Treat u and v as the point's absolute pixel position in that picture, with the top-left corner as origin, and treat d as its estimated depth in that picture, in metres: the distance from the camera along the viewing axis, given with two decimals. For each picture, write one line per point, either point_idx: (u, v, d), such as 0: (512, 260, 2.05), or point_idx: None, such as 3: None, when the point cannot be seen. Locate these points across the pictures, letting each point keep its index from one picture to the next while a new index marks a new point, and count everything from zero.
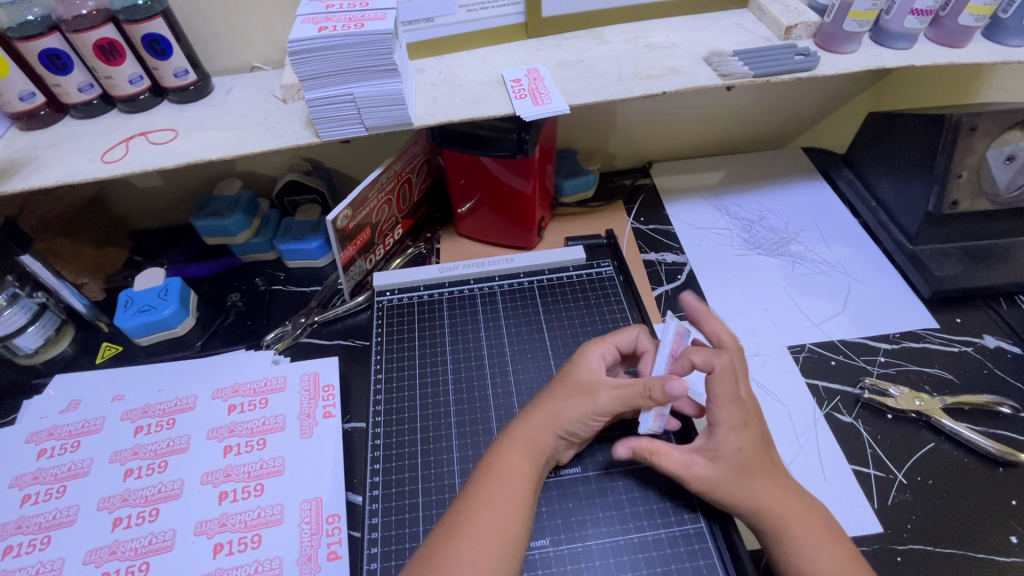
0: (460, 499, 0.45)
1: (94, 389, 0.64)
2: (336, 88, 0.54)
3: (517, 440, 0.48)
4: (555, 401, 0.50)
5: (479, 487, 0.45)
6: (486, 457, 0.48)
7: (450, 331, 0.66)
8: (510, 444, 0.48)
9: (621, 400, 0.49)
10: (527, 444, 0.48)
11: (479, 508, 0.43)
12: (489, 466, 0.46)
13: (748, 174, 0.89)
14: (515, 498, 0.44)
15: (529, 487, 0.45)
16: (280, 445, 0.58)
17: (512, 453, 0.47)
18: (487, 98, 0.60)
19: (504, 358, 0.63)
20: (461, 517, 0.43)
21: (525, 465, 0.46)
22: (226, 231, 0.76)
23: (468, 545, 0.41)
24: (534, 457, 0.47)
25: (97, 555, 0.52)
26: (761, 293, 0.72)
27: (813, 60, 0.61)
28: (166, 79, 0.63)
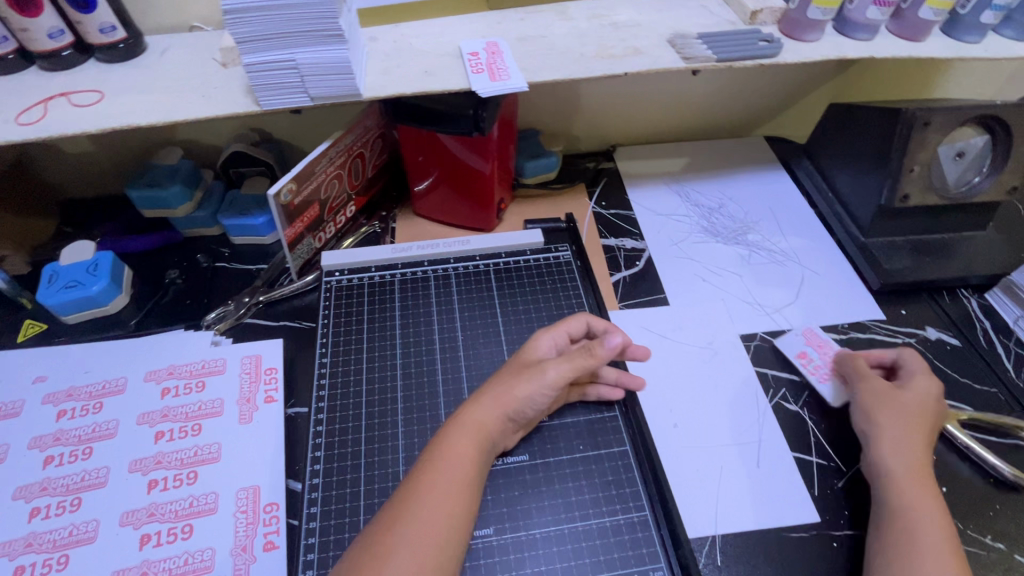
0: (404, 485, 0.43)
1: (12, 370, 0.60)
2: (276, 53, 0.50)
3: (464, 425, 0.46)
4: (509, 381, 0.49)
5: (425, 470, 0.43)
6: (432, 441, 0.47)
7: (402, 313, 0.64)
8: (458, 427, 0.46)
9: (567, 372, 0.50)
10: (476, 429, 0.46)
11: (425, 492, 0.42)
12: (437, 451, 0.45)
13: (711, 161, 0.88)
14: (456, 485, 0.43)
15: (472, 473, 0.44)
16: (216, 431, 0.55)
17: (457, 439, 0.45)
18: (441, 70, 0.57)
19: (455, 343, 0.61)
20: (408, 499, 0.42)
21: (472, 451, 0.45)
22: (165, 203, 0.72)
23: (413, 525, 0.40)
24: (482, 441, 0.46)
25: (10, 547, 0.48)
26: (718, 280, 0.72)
27: (776, 46, 0.60)
28: (91, 34, 0.58)
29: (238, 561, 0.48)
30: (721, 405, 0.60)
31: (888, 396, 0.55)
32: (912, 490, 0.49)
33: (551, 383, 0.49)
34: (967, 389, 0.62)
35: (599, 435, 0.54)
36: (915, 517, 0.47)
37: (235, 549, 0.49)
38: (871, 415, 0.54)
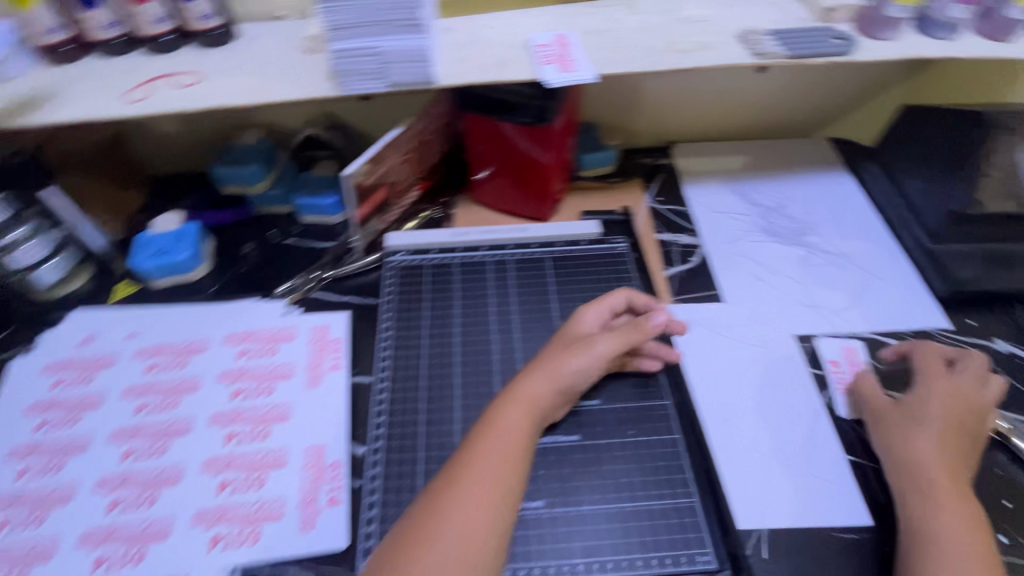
0: (459, 452, 0.46)
1: (109, 326, 0.65)
2: (361, 41, 0.54)
3: (518, 398, 0.48)
4: (560, 355, 0.52)
5: (480, 439, 0.46)
6: (485, 413, 0.49)
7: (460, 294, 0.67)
8: (511, 400, 0.48)
9: (615, 345, 0.53)
10: (527, 403, 0.49)
11: (480, 459, 0.44)
12: (489, 422, 0.47)
13: (772, 161, 0.87)
14: (507, 456, 0.45)
15: (523, 445, 0.46)
16: (287, 393, 0.59)
17: (511, 411, 0.48)
18: (512, 61, 0.59)
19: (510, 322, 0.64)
20: (463, 466, 0.44)
21: (523, 423, 0.47)
22: (245, 180, 0.78)
23: (469, 488, 0.42)
24: (533, 414, 0.48)
25: (106, 483, 0.53)
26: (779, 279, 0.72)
27: (850, 44, 0.59)
28: (192, 21, 0.63)
29: (307, 511, 0.52)
30: (775, 404, 0.60)
31: (905, 405, 0.55)
32: (939, 505, 0.48)
33: (602, 358, 0.52)
34: None
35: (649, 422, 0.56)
36: (940, 534, 0.46)
37: (306, 501, 0.52)
38: (889, 429, 0.54)
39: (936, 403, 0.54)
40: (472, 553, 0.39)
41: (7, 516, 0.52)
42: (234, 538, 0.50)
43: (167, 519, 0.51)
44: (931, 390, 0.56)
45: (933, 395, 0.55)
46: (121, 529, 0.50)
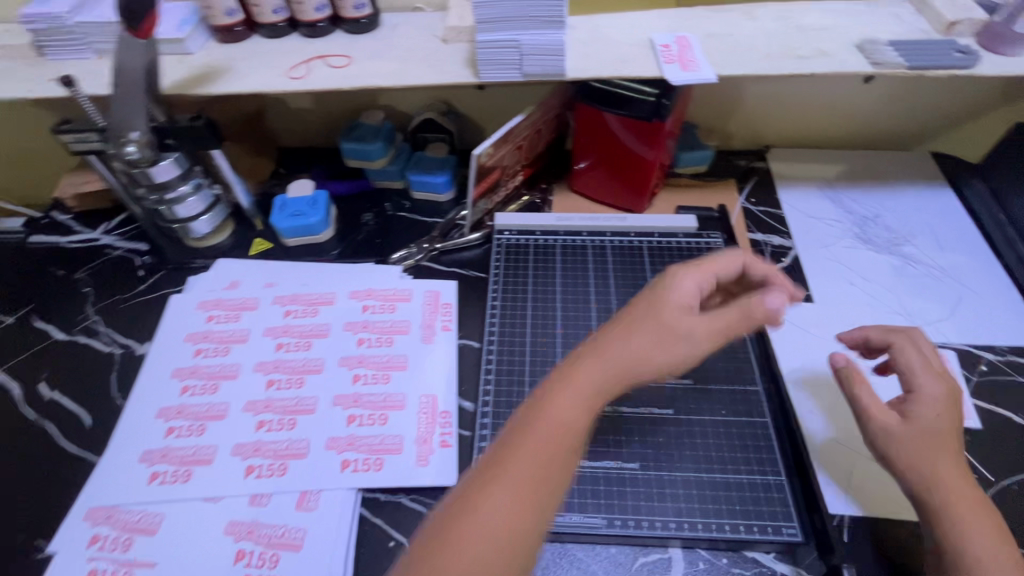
0: (502, 438, 0.41)
1: (250, 274, 0.74)
2: (505, 33, 0.59)
3: (581, 387, 0.42)
4: (644, 333, 0.45)
5: (530, 429, 0.40)
6: (535, 395, 0.43)
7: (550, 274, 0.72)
8: (575, 388, 0.42)
9: (714, 332, 0.46)
10: (591, 393, 0.42)
11: (523, 451, 0.39)
12: (541, 406, 0.42)
13: (869, 171, 0.87)
14: (553, 447, 0.40)
15: (574, 436, 0.41)
16: (404, 346, 0.66)
17: (568, 401, 0.42)
18: (636, 59, 0.63)
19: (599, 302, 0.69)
20: (506, 457, 0.39)
21: (582, 416, 0.41)
22: (367, 156, 0.84)
23: (509, 475, 0.38)
24: (593, 406, 0.42)
25: (253, 405, 0.61)
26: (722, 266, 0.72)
27: (973, 58, 0.60)
28: (346, 9, 0.71)
29: (423, 449, 0.58)
30: None
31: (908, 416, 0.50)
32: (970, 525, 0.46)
33: (682, 357, 0.45)
34: None
35: (737, 404, 0.60)
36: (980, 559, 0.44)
37: (421, 440, 0.59)
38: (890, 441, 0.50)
39: (939, 414, 0.49)
40: (506, 548, 0.36)
41: (174, 424, 0.61)
42: (360, 463, 0.57)
43: (304, 441, 0.59)
44: (925, 388, 0.51)
45: (924, 397, 0.51)
46: (267, 445, 0.58)
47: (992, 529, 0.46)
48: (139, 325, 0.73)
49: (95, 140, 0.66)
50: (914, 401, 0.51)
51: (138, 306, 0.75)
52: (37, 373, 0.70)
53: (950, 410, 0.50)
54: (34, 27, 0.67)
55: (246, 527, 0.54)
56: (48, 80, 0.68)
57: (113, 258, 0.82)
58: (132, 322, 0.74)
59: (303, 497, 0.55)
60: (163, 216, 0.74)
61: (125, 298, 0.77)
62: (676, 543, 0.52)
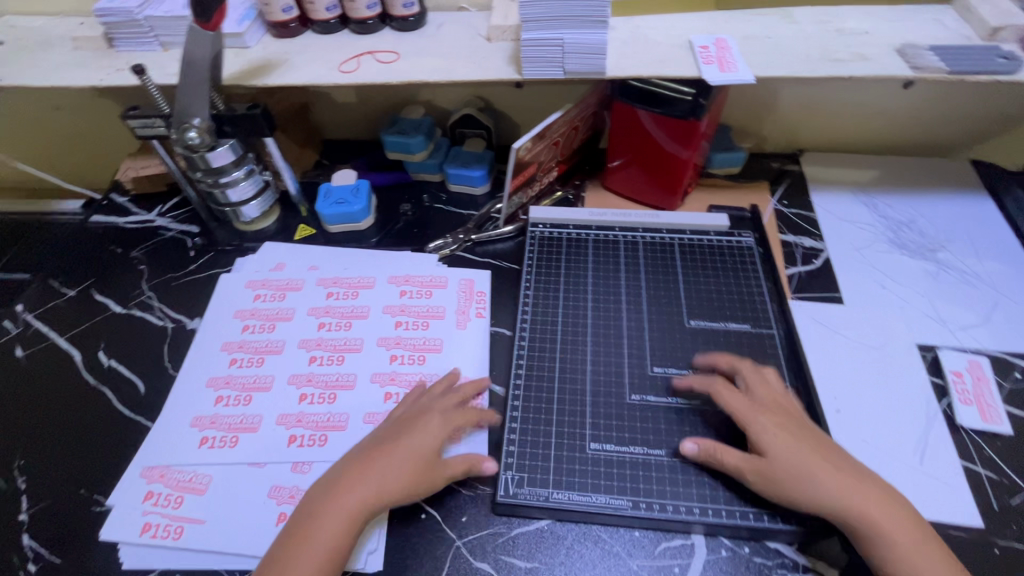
0: (277, 547, 0.50)
1: (295, 257, 0.78)
2: (549, 32, 0.62)
3: (336, 508, 0.51)
4: (375, 468, 0.53)
5: (297, 540, 0.50)
6: (300, 510, 0.53)
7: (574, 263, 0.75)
8: (332, 510, 0.51)
9: (439, 477, 0.54)
10: (346, 513, 0.51)
11: (284, 563, 0.49)
12: (306, 528, 0.51)
13: (906, 177, 0.87)
14: (318, 560, 0.49)
15: (334, 553, 0.50)
16: (439, 330, 0.69)
17: (326, 519, 0.51)
18: (674, 59, 0.65)
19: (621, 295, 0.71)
20: (279, 563, 0.49)
21: (337, 533, 0.50)
22: (407, 149, 0.87)
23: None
24: (347, 526, 0.51)
25: (297, 379, 0.65)
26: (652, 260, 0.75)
27: (1016, 64, 0.60)
28: (396, 7, 0.74)
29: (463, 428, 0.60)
30: (888, 404, 0.63)
31: (768, 461, 0.53)
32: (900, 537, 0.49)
33: (400, 494, 0.53)
34: None
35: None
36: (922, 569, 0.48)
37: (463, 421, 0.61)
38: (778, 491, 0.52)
39: (791, 443, 0.53)
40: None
41: (222, 393, 0.64)
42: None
43: (345, 414, 0.62)
44: (761, 429, 0.55)
45: (776, 419, 0.55)
46: (309, 417, 0.62)
47: (895, 508, 0.51)
48: (190, 302, 0.78)
49: (160, 126, 0.70)
50: (766, 443, 0.54)
51: (189, 284, 0.80)
52: (97, 342, 0.75)
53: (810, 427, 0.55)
54: (108, 20, 0.72)
55: (288, 492, 0.57)
56: (118, 69, 0.73)
57: (167, 239, 0.86)
58: (183, 298, 0.78)
59: None
60: (217, 200, 0.79)
61: (178, 275, 0.81)
62: (698, 530, 0.54)
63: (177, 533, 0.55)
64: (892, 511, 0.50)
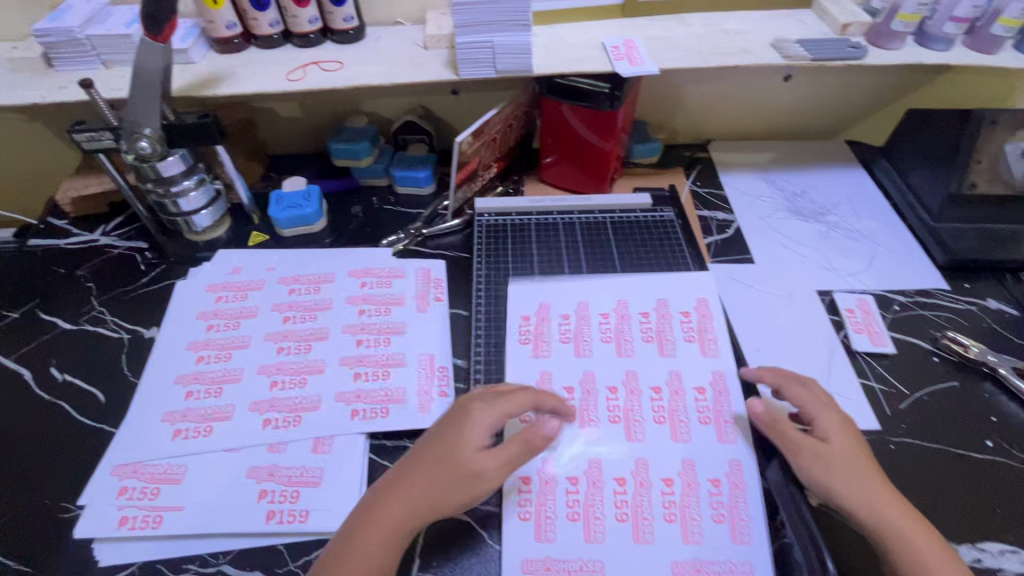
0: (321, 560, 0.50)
1: (250, 261, 0.81)
2: (479, 36, 0.70)
3: (384, 526, 0.50)
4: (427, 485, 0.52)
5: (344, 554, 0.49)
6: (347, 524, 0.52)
7: (607, 292, 0.75)
8: (380, 526, 0.50)
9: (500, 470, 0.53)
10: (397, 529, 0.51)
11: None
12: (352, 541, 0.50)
13: (795, 157, 1.01)
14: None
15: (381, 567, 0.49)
16: (401, 314, 0.74)
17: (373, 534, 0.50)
18: (591, 58, 0.75)
19: (693, 349, 0.68)
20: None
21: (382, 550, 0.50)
22: (354, 155, 0.92)
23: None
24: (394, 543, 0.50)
25: (265, 368, 0.67)
26: (667, 298, 0.74)
27: (862, 51, 0.74)
28: (336, 22, 0.80)
29: (689, 562, 0.53)
30: (796, 340, 0.73)
31: (830, 450, 0.54)
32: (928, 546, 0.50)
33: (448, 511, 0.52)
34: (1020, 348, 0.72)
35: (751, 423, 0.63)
36: None
37: (531, 509, 0.56)
38: (829, 476, 0.53)
39: (850, 439, 0.55)
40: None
41: (191, 388, 0.66)
42: (615, 515, 0.56)
43: (315, 396, 0.65)
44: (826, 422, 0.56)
45: (840, 418, 0.57)
46: (281, 401, 0.64)
47: (930, 530, 0.51)
48: (145, 313, 0.78)
49: (107, 139, 0.72)
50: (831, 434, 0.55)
51: (143, 297, 0.80)
52: (49, 358, 0.74)
53: (858, 453, 0.54)
54: (45, 41, 0.73)
55: (267, 470, 0.59)
56: (60, 87, 0.74)
57: (115, 256, 0.86)
58: (137, 310, 0.79)
59: (318, 442, 0.61)
60: (168, 210, 0.80)
61: (131, 289, 0.81)
62: None
63: (157, 521, 0.56)
64: (927, 536, 0.50)
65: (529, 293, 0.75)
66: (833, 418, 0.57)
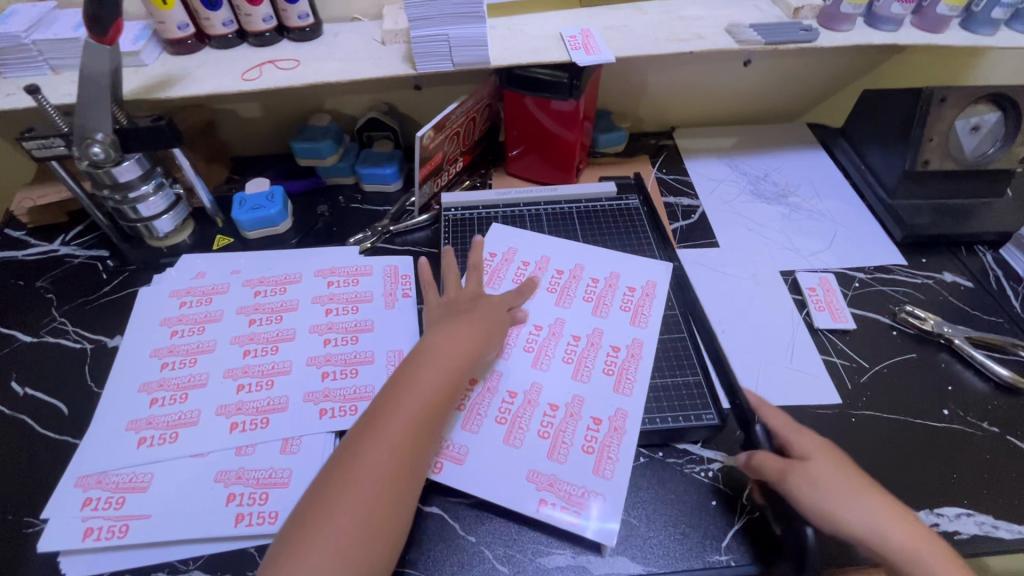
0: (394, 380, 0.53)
1: (214, 265, 0.80)
2: (435, 29, 0.69)
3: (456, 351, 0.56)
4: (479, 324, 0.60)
5: (422, 369, 0.53)
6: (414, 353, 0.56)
7: (569, 248, 0.80)
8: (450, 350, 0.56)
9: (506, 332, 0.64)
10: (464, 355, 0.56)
11: (410, 387, 0.52)
12: (425, 362, 0.54)
13: (758, 141, 1.03)
14: (441, 391, 0.53)
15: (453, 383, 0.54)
16: (369, 311, 0.73)
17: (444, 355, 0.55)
18: (549, 49, 0.75)
19: (625, 316, 0.71)
20: (398, 395, 0.51)
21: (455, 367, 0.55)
22: (318, 154, 0.91)
23: (421, 375, 0.53)
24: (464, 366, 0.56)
25: (232, 372, 0.67)
26: (621, 272, 0.76)
27: (814, 34, 0.75)
28: (291, 19, 0.78)
29: (546, 474, 0.57)
30: (764, 324, 0.74)
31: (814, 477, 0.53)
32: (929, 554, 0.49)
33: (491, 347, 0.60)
34: (976, 319, 0.74)
35: (678, 401, 0.63)
36: None
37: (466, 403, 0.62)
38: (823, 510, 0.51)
39: (830, 462, 0.54)
40: (415, 447, 0.50)
41: (156, 395, 0.65)
42: (542, 431, 0.60)
43: (283, 397, 0.64)
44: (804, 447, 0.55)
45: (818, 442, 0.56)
46: (248, 404, 0.64)
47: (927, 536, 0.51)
48: (107, 322, 0.77)
49: (59, 145, 0.71)
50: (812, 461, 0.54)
51: (105, 306, 0.79)
52: (8, 373, 0.72)
53: (839, 472, 0.53)
54: None
55: (235, 474, 0.59)
56: (7, 95, 0.72)
57: (76, 266, 0.85)
58: (100, 320, 0.77)
59: (286, 443, 0.61)
60: (127, 216, 0.79)
61: (92, 298, 0.80)
62: None
63: (122, 531, 0.55)
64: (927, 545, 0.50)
65: (503, 237, 0.81)
66: (808, 440, 0.56)
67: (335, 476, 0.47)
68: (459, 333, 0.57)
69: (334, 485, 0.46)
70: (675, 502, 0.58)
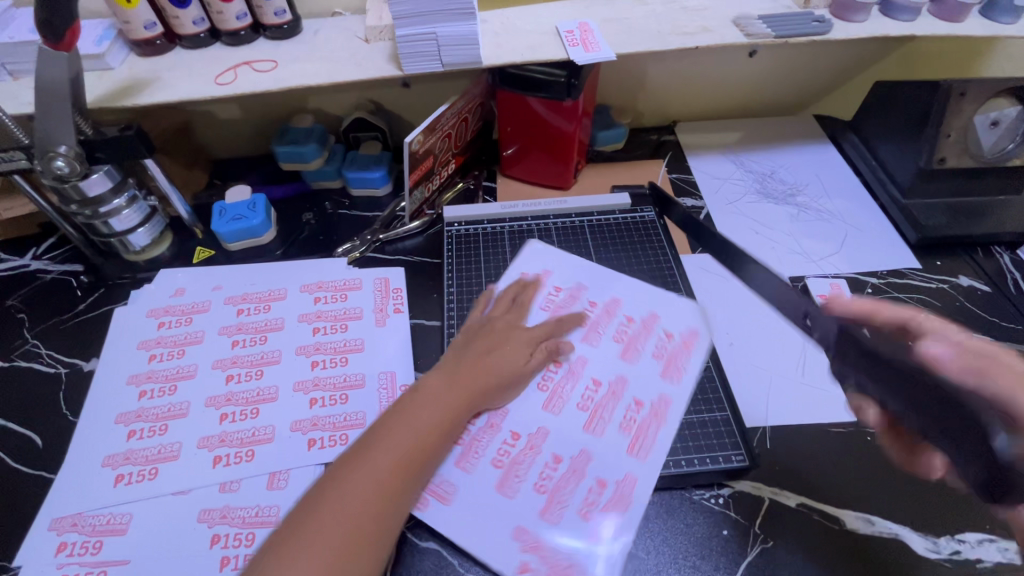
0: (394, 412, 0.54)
1: (194, 281, 0.76)
2: (422, 27, 0.64)
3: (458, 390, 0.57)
4: (492, 367, 0.60)
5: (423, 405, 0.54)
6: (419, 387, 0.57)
7: (596, 269, 0.75)
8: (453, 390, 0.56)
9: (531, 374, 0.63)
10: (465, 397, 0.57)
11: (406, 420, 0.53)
12: (426, 398, 0.55)
13: (763, 136, 0.98)
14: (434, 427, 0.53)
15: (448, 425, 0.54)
16: (360, 330, 0.70)
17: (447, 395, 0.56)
18: (544, 45, 0.70)
19: (658, 365, 0.65)
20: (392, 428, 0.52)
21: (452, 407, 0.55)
22: (302, 157, 0.86)
23: (420, 410, 0.54)
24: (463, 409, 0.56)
25: (214, 400, 0.63)
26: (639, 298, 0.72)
27: (827, 25, 0.70)
28: (267, 16, 0.73)
29: (532, 534, 0.53)
30: (775, 337, 0.70)
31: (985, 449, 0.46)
32: None
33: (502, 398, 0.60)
34: (994, 325, 0.71)
35: (705, 440, 0.60)
36: None
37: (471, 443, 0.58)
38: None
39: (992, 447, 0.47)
40: (395, 486, 0.49)
41: (134, 426, 0.62)
42: (539, 482, 0.56)
43: (269, 427, 0.61)
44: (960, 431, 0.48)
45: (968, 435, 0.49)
46: (232, 435, 0.60)
47: None
48: (82, 344, 0.73)
49: (20, 159, 0.66)
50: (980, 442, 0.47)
51: (80, 326, 0.75)
52: None
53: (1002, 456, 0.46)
54: None
55: (220, 513, 0.55)
56: None
57: (47, 282, 0.80)
58: (74, 341, 0.73)
59: (273, 478, 0.58)
60: (99, 232, 0.74)
61: (66, 318, 0.76)
62: None
63: None
64: None
65: (538, 258, 0.77)
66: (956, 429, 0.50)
67: (314, 500, 0.47)
68: (463, 373, 0.58)
69: (314, 503, 0.47)
70: (685, 533, 0.55)
